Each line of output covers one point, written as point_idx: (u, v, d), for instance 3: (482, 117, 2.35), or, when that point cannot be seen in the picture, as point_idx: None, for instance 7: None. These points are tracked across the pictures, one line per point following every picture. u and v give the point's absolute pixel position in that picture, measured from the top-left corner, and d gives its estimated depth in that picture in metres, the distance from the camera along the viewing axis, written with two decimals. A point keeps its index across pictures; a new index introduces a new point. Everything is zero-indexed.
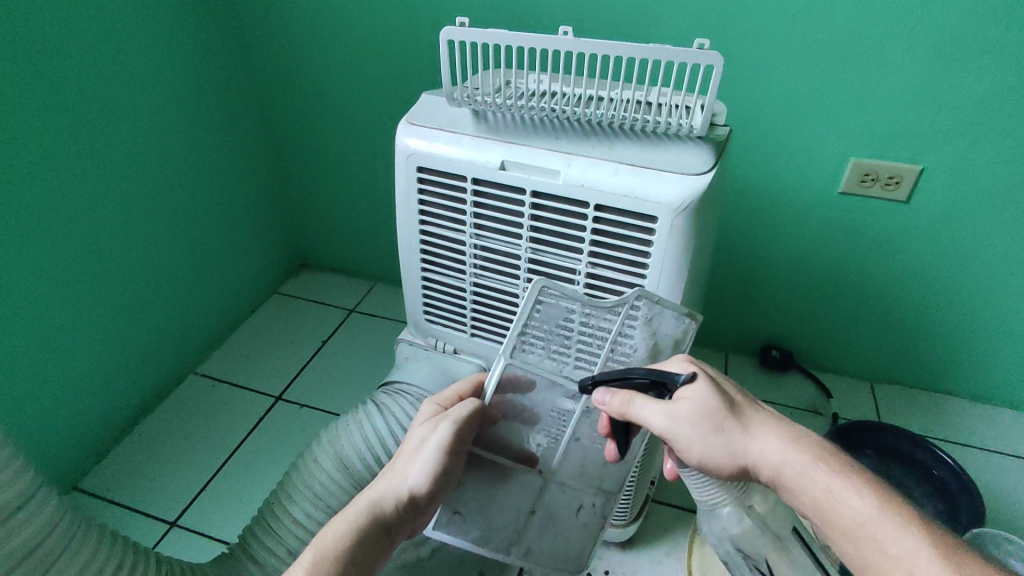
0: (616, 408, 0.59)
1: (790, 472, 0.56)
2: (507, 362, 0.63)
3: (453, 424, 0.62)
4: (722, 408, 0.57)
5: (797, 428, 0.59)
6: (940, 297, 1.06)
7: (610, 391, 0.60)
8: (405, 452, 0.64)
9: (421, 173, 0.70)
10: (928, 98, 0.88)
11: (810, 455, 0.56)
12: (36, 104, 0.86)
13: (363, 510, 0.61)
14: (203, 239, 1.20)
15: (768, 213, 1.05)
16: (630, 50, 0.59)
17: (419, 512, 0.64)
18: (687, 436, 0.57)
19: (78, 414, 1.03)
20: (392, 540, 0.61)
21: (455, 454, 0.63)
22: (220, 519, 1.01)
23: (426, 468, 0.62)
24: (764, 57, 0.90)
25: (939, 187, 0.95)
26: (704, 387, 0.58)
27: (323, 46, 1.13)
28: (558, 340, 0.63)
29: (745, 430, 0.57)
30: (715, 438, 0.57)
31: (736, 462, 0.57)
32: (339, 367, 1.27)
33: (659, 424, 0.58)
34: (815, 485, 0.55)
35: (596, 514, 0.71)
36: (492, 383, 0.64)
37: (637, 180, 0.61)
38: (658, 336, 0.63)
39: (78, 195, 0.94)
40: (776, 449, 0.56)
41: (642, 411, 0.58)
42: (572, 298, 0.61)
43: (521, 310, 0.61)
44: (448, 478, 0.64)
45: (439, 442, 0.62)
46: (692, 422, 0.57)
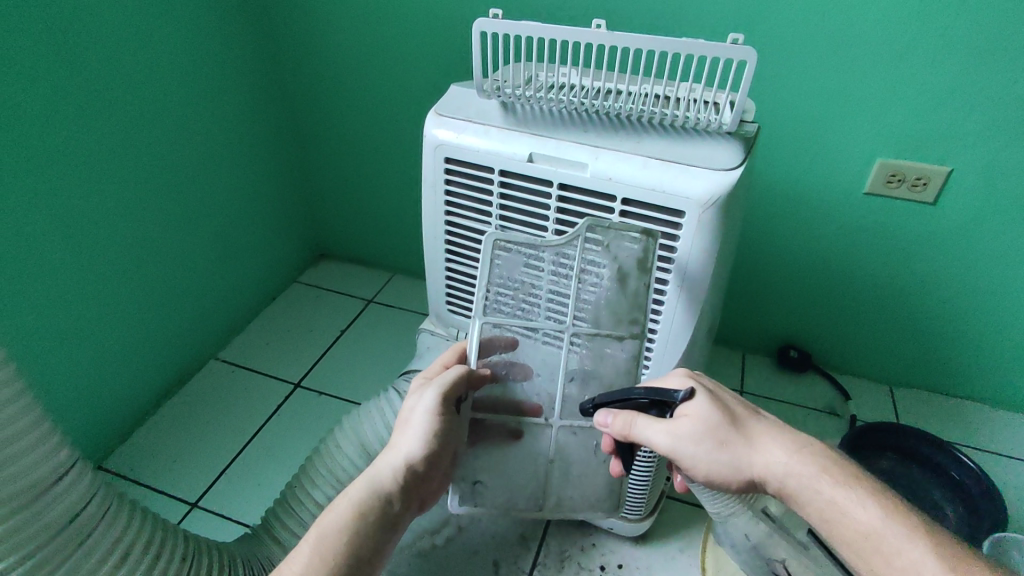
0: (619, 431, 0.60)
1: (795, 484, 0.57)
2: (482, 322, 0.64)
3: (439, 388, 0.62)
4: (725, 422, 0.58)
5: (800, 436, 0.59)
6: (964, 301, 1.05)
7: (612, 413, 0.61)
8: (398, 427, 0.64)
9: (448, 164, 0.71)
10: (960, 99, 0.87)
11: (815, 466, 0.57)
12: (69, 90, 0.87)
13: (362, 485, 0.60)
14: (226, 225, 1.22)
15: (791, 213, 1.05)
16: (663, 45, 0.59)
17: (420, 484, 0.62)
18: (692, 453, 0.58)
19: (104, 395, 1.05)
20: (397, 515, 0.60)
21: (446, 420, 0.62)
22: (239, 502, 1.02)
23: (421, 436, 0.61)
24: (793, 54, 0.90)
25: (969, 189, 0.94)
26: (704, 403, 0.59)
27: (350, 36, 1.14)
28: (524, 287, 0.65)
29: (748, 443, 0.58)
30: (720, 454, 0.58)
31: (740, 475, 0.59)
32: (357, 356, 1.28)
33: (663, 443, 0.58)
34: (819, 496, 0.56)
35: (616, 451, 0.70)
36: (474, 348, 0.65)
37: (665, 174, 0.62)
38: (620, 261, 0.63)
39: (107, 179, 0.96)
40: (779, 461, 0.57)
41: (644, 432, 0.59)
42: (522, 246, 0.63)
43: (481, 268, 0.64)
44: (444, 446, 0.63)
45: (428, 407, 0.61)
46: (695, 438, 0.58)
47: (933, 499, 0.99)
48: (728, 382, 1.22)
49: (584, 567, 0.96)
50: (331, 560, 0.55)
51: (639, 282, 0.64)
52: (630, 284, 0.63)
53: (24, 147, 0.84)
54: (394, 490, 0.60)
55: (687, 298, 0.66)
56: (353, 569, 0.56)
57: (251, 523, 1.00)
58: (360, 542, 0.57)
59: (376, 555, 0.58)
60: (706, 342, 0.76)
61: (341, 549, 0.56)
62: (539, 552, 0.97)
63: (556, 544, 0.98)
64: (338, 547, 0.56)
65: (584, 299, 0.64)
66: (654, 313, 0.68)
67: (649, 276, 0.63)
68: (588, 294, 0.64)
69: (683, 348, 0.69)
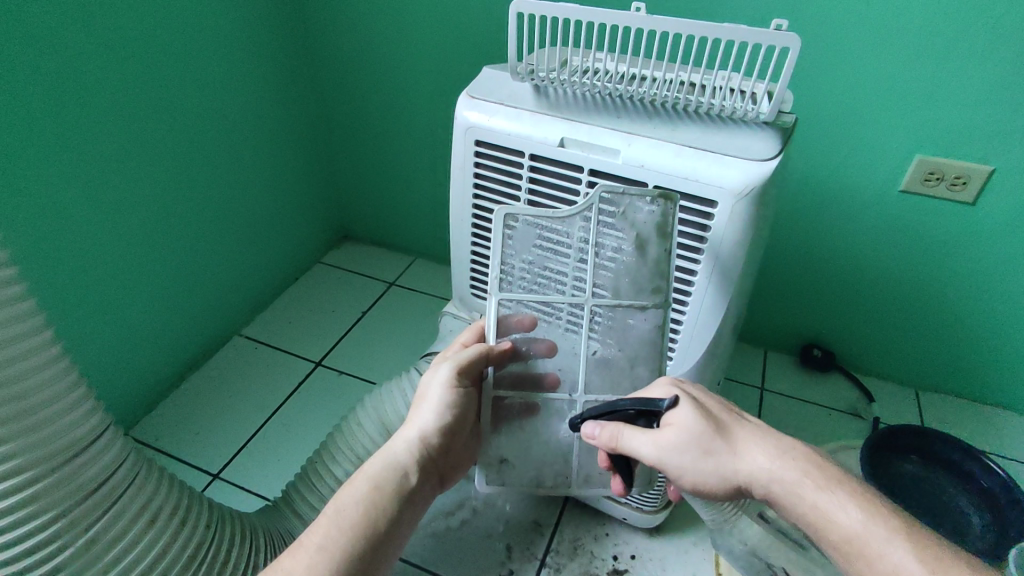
0: (607, 442, 0.60)
1: (781, 489, 0.56)
2: (498, 300, 0.64)
3: (455, 362, 0.64)
4: (709, 431, 0.57)
5: (784, 440, 0.58)
6: (999, 307, 1.02)
7: (598, 424, 0.61)
8: (416, 402, 0.66)
9: (478, 147, 0.70)
10: (1008, 96, 0.84)
11: (799, 469, 0.56)
12: (110, 65, 0.89)
13: (380, 458, 0.61)
14: (253, 204, 1.23)
15: (823, 209, 1.03)
16: (703, 29, 0.57)
17: (434, 457, 0.64)
18: (677, 461, 0.58)
19: (133, 365, 1.07)
20: (415, 488, 0.60)
21: (462, 394, 0.65)
22: (259, 475, 1.04)
23: (434, 408, 0.64)
24: (833, 48, 0.88)
25: (1012, 190, 0.91)
26: (688, 411, 0.58)
27: (382, 18, 1.13)
28: (538, 263, 0.63)
29: (733, 451, 0.58)
30: (705, 461, 0.58)
31: (728, 482, 0.58)
32: (378, 337, 1.29)
33: (648, 453, 0.59)
34: (803, 502, 0.55)
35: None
36: (492, 325, 0.65)
37: (699, 163, 0.61)
38: (639, 229, 0.61)
39: (138, 154, 0.97)
40: (762, 467, 0.56)
41: (631, 444, 0.59)
42: (535, 218, 0.62)
43: (494, 246, 0.63)
44: (458, 421, 0.65)
45: (443, 381, 0.64)
46: (678, 448, 0.57)
47: (959, 506, 0.97)
48: (750, 379, 1.21)
49: (596, 557, 0.96)
50: (350, 531, 0.55)
51: (661, 249, 0.62)
52: (650, 251, 0.61)
53: (61, 122, 0.85)
54: (411, 463, 0.61)
55: (715, 291, 0.65)
56: (372, 541, 0.56)
57: (270, 496, 1.02)
58: (378, 513, 0.57)
59: (395, 528, 0.58)
60: (731, 336, 0.75)
61: (359, 519, 0.56)
62: (552, 539, 0.98)
63: (570, 532, 0.99)
64: (356, 516, 0.56)
65: (602, 271, 0.63)
66: (682, 301, 0.67)
67: (671, 242, 0.61)
68: (606, 265, 0.62)
69: (710, 338, 0.68)
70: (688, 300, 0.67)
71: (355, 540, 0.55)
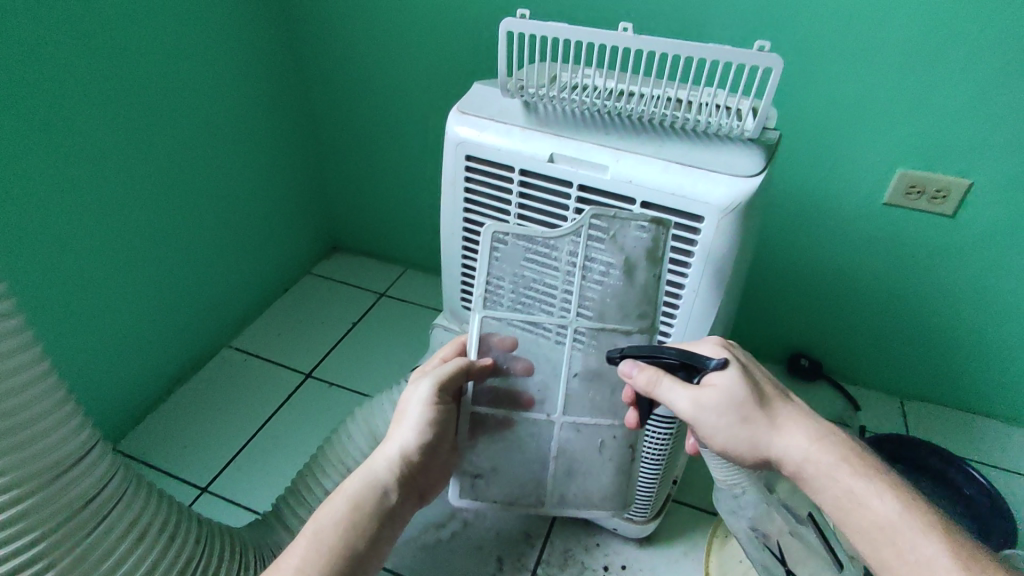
0: (641, 384, 0.60)
1: (812, 470, 0.57)
2: (482, 316, 0.65)
3: (435, 378, 0.64)
4: (750, 398, 0.58)
5: (826, 427, 0.59)
6: (980, 317, 1.04)
7: (637, 364, 0.61)
8: (395, 418, 0.66)
9: (469, 162, 0.71)
10: (981, 113, 0.87)
11: (836, 456, 0.57)
12: (99, 79, 0.90)
13: (359, 477, 0.60)
14: (243, 215, 1.23)
15: (807, 221, 1.04)
16: (690, 50, 0.59)
17: (415, 473, 0.62)
18: (711, 420, 0.58)
19: (120, 378, 1.06)
20: (396, 506, 0.60)
21: (441, 409, 0.65)
22: (249, 488, 1.04)
23: (414, 425, 0.63)
24: (811, 65, 0.90)
25: (989, 203, 0.93)
26: (733, 376, 0.58)
27: (371, 32, 1.15)
28: (523, 282, 0.64)
29: (773, 425, 0.58)
30: (741, 429, 0.58)
31: (756, 453, 0.59)
32: (368, 348, 1.29)
33: (683, 407, 0.59)
34: (838, 486, 0.56)
35: (621, 443, 0.72)
36: (473, 341, 0.66)
37: (686, 179, 0.62)
38: (628, 253, 0.61)
39: (127, 167, 0.97)
40: (800, 447, 0.57)
41: (666, 394, 0.59)
42: (523, 237, 0.62)
43: (481, 261, 0.63)
44: (439, 436, 0.65)
45: (423, 398, 0.64)
46: (716, 408, 0.58)
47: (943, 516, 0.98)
48: None
49: (587, 567, 0.96)
50: (329, 551, 0.54)
51: (649, 274, 0.62)
52: (638, 276, 0.62)
53: (49, 135, 0.86)
54: (392, 481, 0.60)
55: (702, 304, 0.66)
56: (351, 562, 0.55)
57: (260, 510, 1.01)
58: (357, 532, 0.56)
59: (374, 547, 0.57)
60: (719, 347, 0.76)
61: (339, 539, 0.55)
62: (544, 549, 0.98)
63: (561, 543, 0.99)
64: (336, 537, 0.55)
65: (588, 293, 0.63)
66: (670, 314, 0.68)
67: (660, 267, 0.62)
68: (592, 287, 0.63)
69: None
70: (676, 312, 0.68)
71: (335, 561, 0.54)
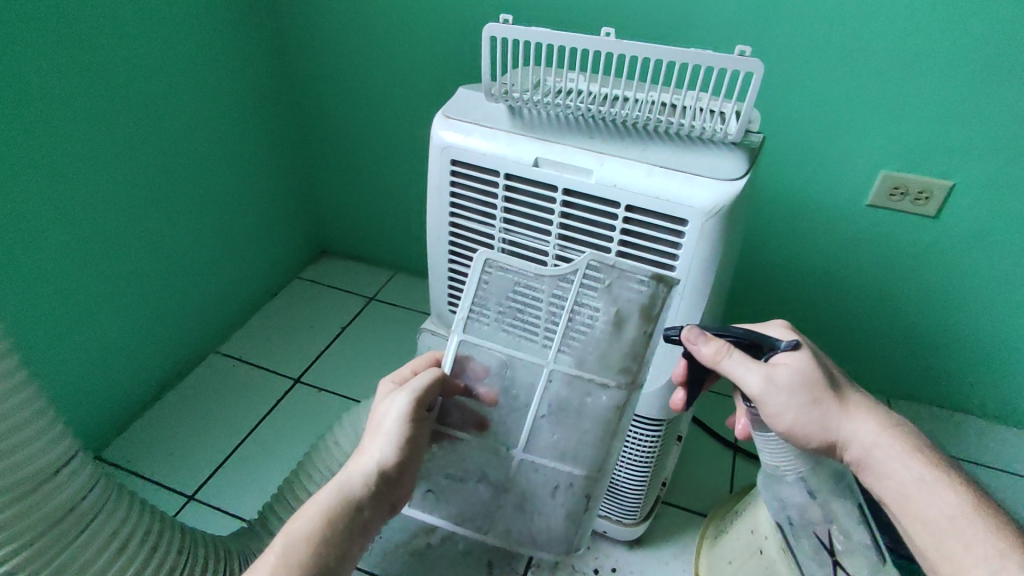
0: (710, 356, 0.60)
1: (881, 455, 0.59)
2: (460, 339, 0.65)
3: (412, 394, 0.61)
4: (822, 380, 0.60)
5: (892, 417, 0.61)
6: (965, 316, 1.05)
7: (704, 335, 0.60)
8: (369, 429, 0.62)
9: (454, 166, 0.71)
10: (962, 115, 0.88)
11: (904, 444, 0.59)
12: (82, 84, 0.89)
13: (330, 491, 0.58)
14: (229, 220, 1.22)
15: (793, 222, 1.05)
16: (672, 54, 0.59)
17: (389, 487, 0.60)
18: (782, 398, 0.59)
19: (103, 385, 1.05)
20: (367, 521, 0.58)
21: (418, 423, 0.61)
22: (236, 496, 1.03)
23: (390, 440, 0.60)
24: (795, 68, 0.91)
25: (970, 204, 0.94)
26: (804, 358, 0.60)
27: (359, 36, 1.15)
28: (512, 315, 0.65)
29: (843, 408, 0.60)
30: (811, 409, 0.60)
31: (825, 435, 0.60)
32: (357, 353, 1.29)
33: (754, 383, 0.59)
34: (907, 471, 0.58)
35: (578, 492, 0.66)
36: (449, 360, 0.66)
37: (669, 183, 0.62)
38: (620, 304, 0.62)
39: (110, 171, 0.96)
40: (870, 431, 0.59)
41: (736, 368, 0.60)
42: (517, 270, 0.63)
43: (469, 283, 0.65)
44: (415, 450, 0.62)
45: (399, 413, 0.60)
46: (789, 386, 0.59)
47: None
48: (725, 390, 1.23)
49: (577, 570, 0.97)
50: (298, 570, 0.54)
51: (637, 330, 0.63)
52: (627, 331, 0.63)
53: (30, 140, 0.85)
54: (365, 497, 0.58)
55: (687, 308, 0.66)
56: None
57: (247, 517, 1.00)
58: (327, 548, 0.56)
59: (343, 562, 0.57)
60: None
61: (306, 558, 0.54)
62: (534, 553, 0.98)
63: None
64: (303, 557, 0.54)
65: (573, 339, 0.64)
66: None
67: (651, 326, 0.63)
68: (579, 334, 0.63)
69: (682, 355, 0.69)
70: None
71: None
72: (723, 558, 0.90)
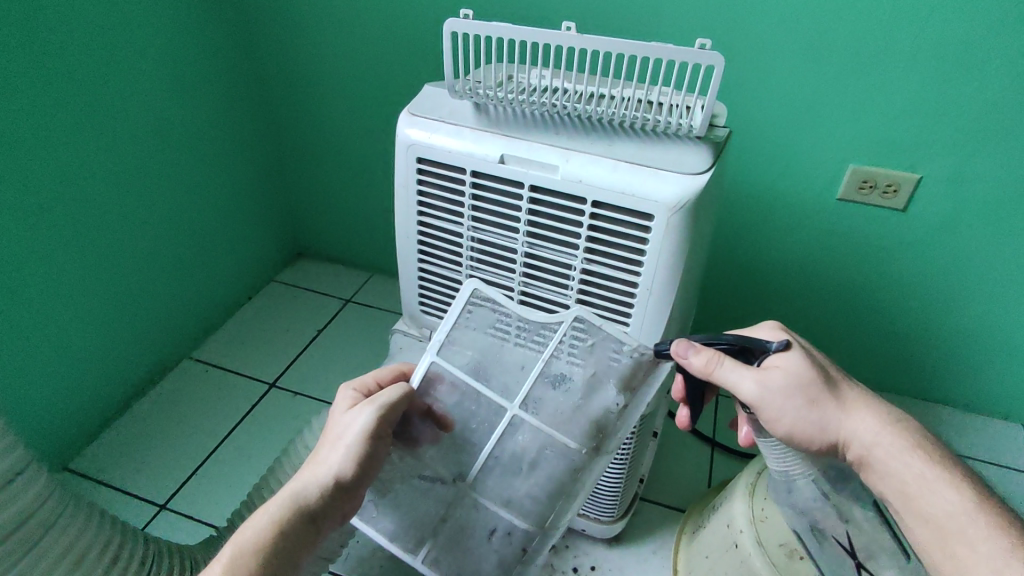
0: (701, 367, 0.57)
1: (883, 453, 0.56)
2: (433, 359, 0.63)
3: (377, 409, 0.59)
4: (817, 380, 0.57)
5: (892, 412, 0.59)
6: (936, 308, 1.07)
7: (693, 346, 0.58)
8: (328, 439, 0.61)
9: (421, 164, 0.70)
10: (927, 108, 0.89)
11: (906, 441, 0.57)
12: (42, 86, 0.87)
13: (282, 501, 0.57)
14: (200, 223, 1.20)
15: (765, 217, 1.06)
16: (634, 48, 0.59)
17: (344, 499, 0.59)
18: (778, 402, 0.56)
19: (69, 394, 1.03)
20: (318, 532, 0.58)
21: (380, 439, 0.60)
22: (209, 503, 1.01)
23: (348, 454, 0.58)
24: (764, 63, 0.91)
25: (937, 196, 0.96)
26: (797, 358, 0.57)
27: (330, 36, 1.14)
28: (490, 345, 0.65)
29: (841, 407, 0.57)
30: (810, 412, 0.57)
31: (826, 437, 0.58)
32: (333, 355, 1.27)
33: (748, 389, 0.56)
34: (910, 470, 0.56)
35: (515, 543, 0.64)
36: (418, 375, 0.64)
37: (635, 178, 0.62)
38: (596, 369, 0.63)
39: (73, 175, 0.94)
40: (871, 429, 0.57)
41: (728, 376, 0.57)
42: (502, 308, 0.63)
43: (453, 308, 0.64)
44: (375, 464, 0.60)
45: (361, 428, 0.59)
46: (781, 389, 0.56)
47: None
48: None
49: (557, 569, 0.96)
50: None
51: (606, 397, 0.63)
52: (597, 398, 0.63)
53: None
54: (318, 509, 0.57)
55: (657, 303, 0.66)
56: None
57: (218, 524, 0.99)
58: (276, 559, 0.55)
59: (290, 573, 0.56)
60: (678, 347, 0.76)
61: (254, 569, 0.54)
62: None
63: None
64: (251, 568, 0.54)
65: (543, 391, 0.63)
66: (626, 313, 0.68)
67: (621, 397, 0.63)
68: (552, 385, 0.63)
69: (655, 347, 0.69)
70: (632, 310, 0.67)
71: None
72: (701, 553, 0.90)
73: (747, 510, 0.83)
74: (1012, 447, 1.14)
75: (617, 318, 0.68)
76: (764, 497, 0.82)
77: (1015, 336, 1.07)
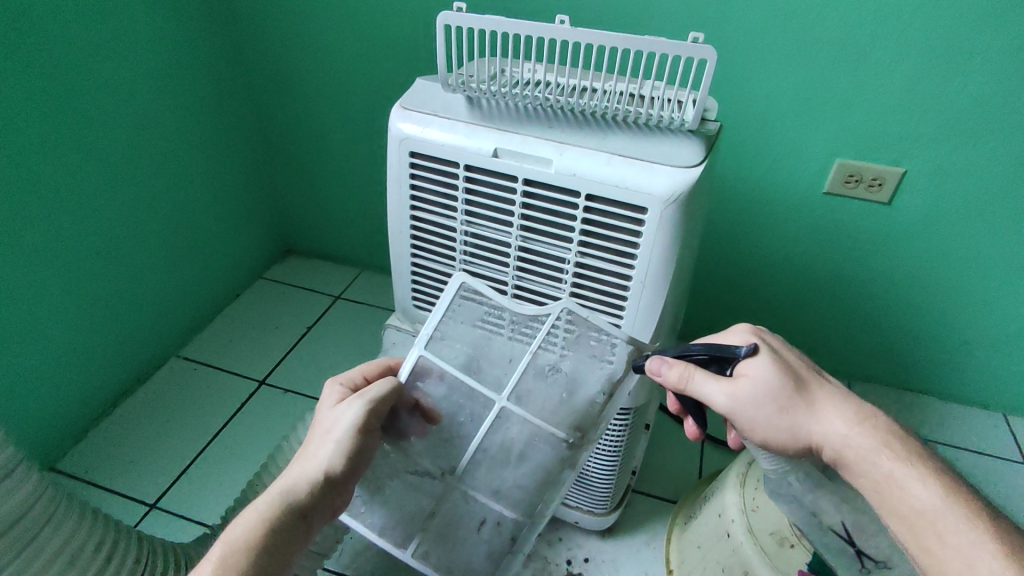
0: (673, 381, 0.59)
1: (852, 454, 0.57)
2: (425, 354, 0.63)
3: (367, 403, 0.59)
4: (788, 385, 0.58)
5: (865, 408, 0.59)
6: (919, 299, 1.09)
7: (666, 362, 0.60)
8: (317, 434, 0.61)
9: (414, 158, 0.70)
10: (911, 103, 0.90)
11: (876, 440, 0.57)
12: (25, 80, 0.85)
13: (273, 497, 0.57)
14: (186, 219, 1.18)
15: (753, 210, 1.07)
16: (627, 42, 0.59)
17: (335, 493, 0.59)
18: (749, 411, 0.58)
19: (55, 394, 1.01)
20: (309, 529, 0.57)
21: (368, 433, 0.60)
22: (201, 502, 1.00)
23: (338, 448, 0.58)
24: (752, 58, 0.92)
25: (921, 189, 0.97)
26: (767, 364, 0.58)
27: (318, 29, 1.12)
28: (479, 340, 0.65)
29: (812, 410, 0.58)
30: (780, 419, 0.58)
31: (800, 441, 0.59)
32: (323, 352, 1.27)
33: (719, 398, 0.58)
34: (878, 469, 0.56)
35: (504, 533, 0.65)
36: (406, 369, 0.64)
37: (628, 171, 0.62)
38: (580, 361, 0.63)
39: (55, 169, 0.92)
40: (839, 432, 0.58)
41: (701, 388, 0.58)
42: (489, 301, 0.63)
43: (439, 305, 0.62)
44: (364, 459, 0.60)
45: (351, 422, 0.59)
46: (752, 397, 0.57)
47: None
48: None
49: (550, 561, 0.97)
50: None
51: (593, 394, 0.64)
52: (582, 391, 0.64)
53: None
54: (309, 504, 0.57)
55: (650, 295, 0.66)
56: None
57: (211, 522, 0.98)
58: (267, 556, 0.55)
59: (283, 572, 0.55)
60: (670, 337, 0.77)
61: (246, 566, 0.53)
62: None
63: None
64: (243, 566, 0.53)
65: (529, 385, 0.63)
66: (619, 305, 0.68)
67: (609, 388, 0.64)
68: (539, 377, 0.63)
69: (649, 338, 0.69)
70: (624, 304, 0.68)
71: None
72: (692, 543, 0.91)
73: (738, 498, 0.84)
74: (992, 435, 1.17)
75: (610, 310, 0.69)
76: (755, 487, 0.84)
77: (995, 325, 1.09)
